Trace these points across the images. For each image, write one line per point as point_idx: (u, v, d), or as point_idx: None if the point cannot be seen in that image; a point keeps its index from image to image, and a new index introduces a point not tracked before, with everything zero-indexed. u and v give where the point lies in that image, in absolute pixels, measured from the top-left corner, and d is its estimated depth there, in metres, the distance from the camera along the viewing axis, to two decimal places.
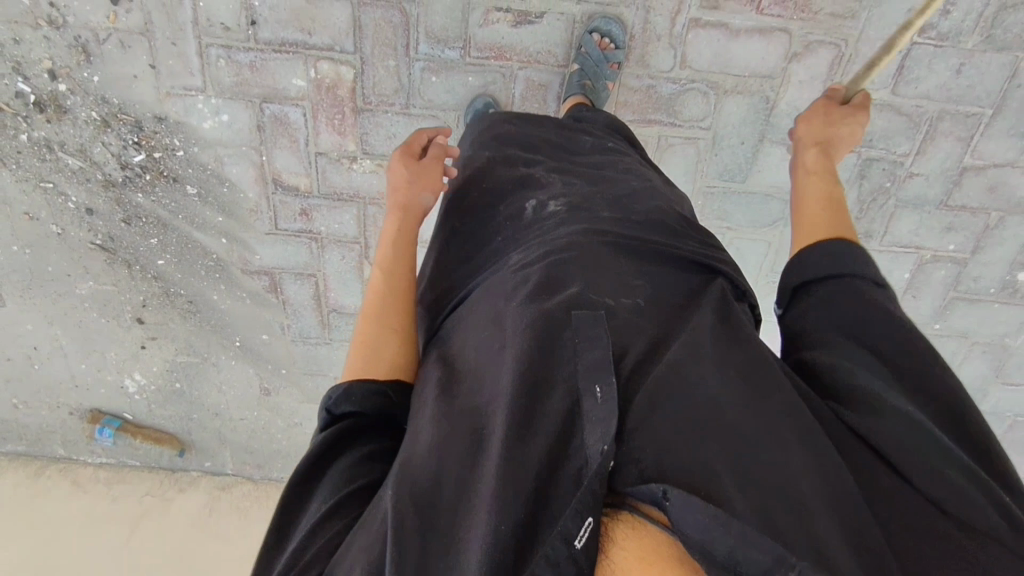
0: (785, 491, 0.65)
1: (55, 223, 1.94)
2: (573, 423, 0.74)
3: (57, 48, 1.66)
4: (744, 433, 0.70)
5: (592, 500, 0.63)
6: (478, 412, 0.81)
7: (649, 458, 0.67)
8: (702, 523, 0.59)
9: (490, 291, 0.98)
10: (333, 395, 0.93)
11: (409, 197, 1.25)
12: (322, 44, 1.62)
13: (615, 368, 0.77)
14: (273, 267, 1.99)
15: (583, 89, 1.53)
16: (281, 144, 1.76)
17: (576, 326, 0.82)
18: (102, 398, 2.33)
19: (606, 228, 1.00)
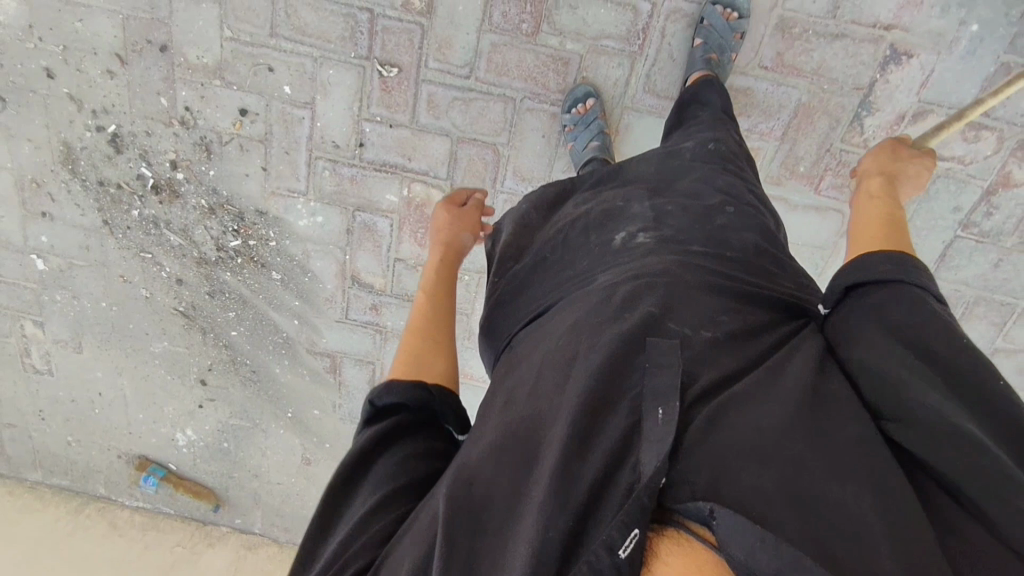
0: (840, 521, 0.65)
1: (146, 287, 2.11)
2: (632, 440, 0.75)
3: (183, 143, 1.85)
4: (805, 468, 0.70)
5: (639, 510, 0.64)
6: (538, 424, 0.85)
7: (703, 481, 0.68)
8: (745, 548, 0.60)
9: (570, 311, 1.02)
10: (376, 391, 1.01)
11: (450, 235, 1.46)
12: (419, 169, 1.79)
13: (682, 392, 0.79)
14: (337, 350, 2.12)
15: (708, 64, 1.48)
16: (365, 247, 1.93)
17: (649, 350, 0.84)
18: (152, 446, 2.45)
19: (696, 263, 1.02)
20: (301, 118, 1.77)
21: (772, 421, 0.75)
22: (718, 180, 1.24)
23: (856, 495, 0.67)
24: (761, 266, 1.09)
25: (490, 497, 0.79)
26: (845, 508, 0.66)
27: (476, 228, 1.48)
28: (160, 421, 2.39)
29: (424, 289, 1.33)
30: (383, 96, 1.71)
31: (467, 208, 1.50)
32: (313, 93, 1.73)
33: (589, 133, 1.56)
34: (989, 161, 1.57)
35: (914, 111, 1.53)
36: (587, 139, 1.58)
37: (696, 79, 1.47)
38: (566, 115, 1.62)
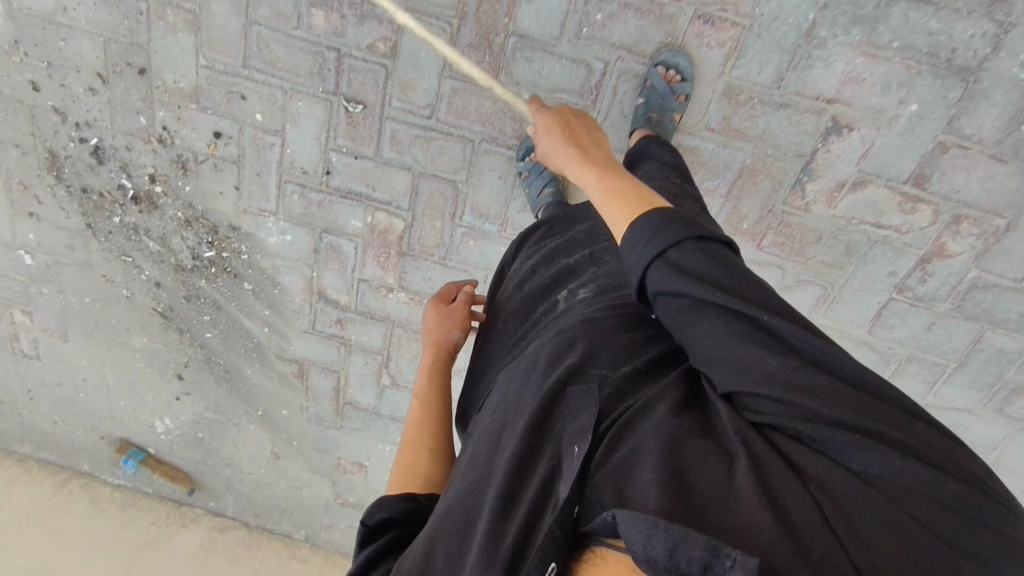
0: (730, 509, 0.68)
1: (126, 287, 2.22)
2: (552, 484, 0.80)
3: (161, 159, 1.93)
4: (698, 466, 0.74)
5: (550, 544, 0.69)
6: (480, 487, 0.90)
7: (608, 493, 0.73)
8: (642, 538, 0.63)
9: (512, 372, 1.07)
10: (368, 510, 1.03)
11: (440, 336, 1.41)
12: (382, 199, 1.86)
13: (595, 428, 0.83)
14: (304, 358, 2.23)
15: (649, 122, 1.53)
16: (331, 267, 2.01)
17: (569, 399, 0.90)
18: (133, 430, 2.59)
19: (627, 302, 1.06)
20: (272, 144, 1.84)
21: (667, 425, 0.78)
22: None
23: (748, 482, 0.71)
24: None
25: (433, 560, 0.85)
26: (737, 500, 0.69)
27: (467, 323, 1.42)
28: (139, 408, 2.52)
29: (418, 396, 1.33)
30: (349, 130, 1.78)
31: (456, 306, 1.43)
32: (283, 122, 1.80)
33: (541, 180, 1.66)
34: (925, 232, 1.62)
35: (854, 180, 1.59)
36: (540, 185, 1.67)
37: (636, 136, 1.51)
38: (521, 162, 1.73)
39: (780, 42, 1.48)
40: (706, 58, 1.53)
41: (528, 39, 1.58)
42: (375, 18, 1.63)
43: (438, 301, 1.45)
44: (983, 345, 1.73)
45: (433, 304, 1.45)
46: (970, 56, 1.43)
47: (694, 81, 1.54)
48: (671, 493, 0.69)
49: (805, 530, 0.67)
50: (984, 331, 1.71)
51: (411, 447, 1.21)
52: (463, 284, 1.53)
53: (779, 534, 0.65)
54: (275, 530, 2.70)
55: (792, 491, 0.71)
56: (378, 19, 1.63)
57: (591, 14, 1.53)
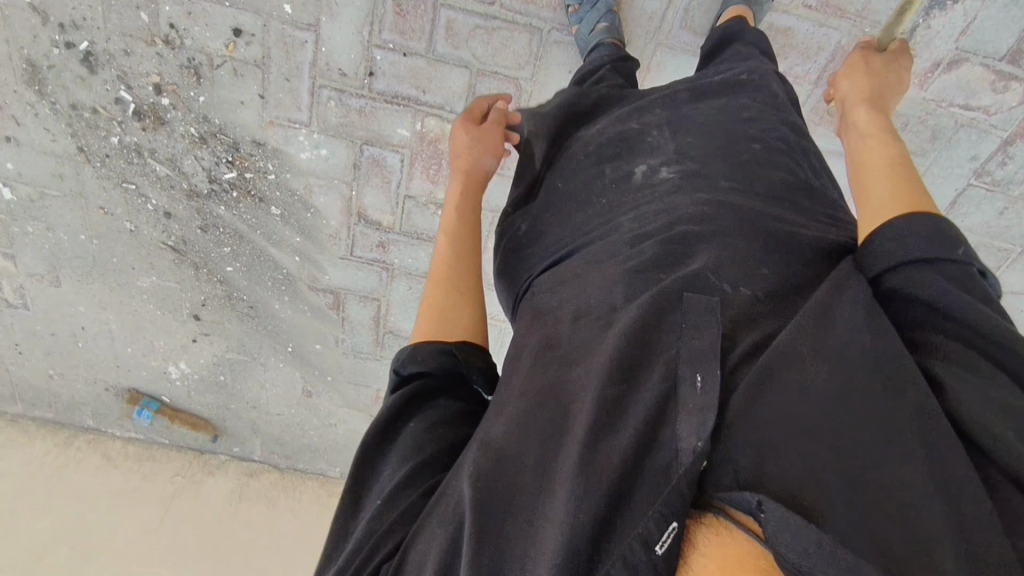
0: (890, 500, 0.58)
1: (130, 220, 1.97)
2: (666, 407, 0.70)
3: (168, 65, 1.67)
4: (854, 432, 0.64)
5: (676, 501, 0.60)
6: (566, 394, 0.79)
7: (748, 464, 0.63)
8: (801, 550, 0.53)
9: (593, 263, 0.97)
10: (401, 358, 0.97)
11: (471, 160, 1.28)
12: (434, 102, 1.68)
13: (722, 357, 0.73)
14: (340, 287, 2.07)
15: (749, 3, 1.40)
16: (373, 183, 1.83)
17: (685, 308, 0.79)
18: (142, 379, 2.38)
19: (729, 201, 0.95)
20: (304, 42, 1.61)
21: (823, 385, 0.68)
22: (740, 113, 1.13)
23: (914, 470, 0.60)
24: (794, 204, 0.98)
25: (518, 467, 0.74)
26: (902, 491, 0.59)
27: (499, 148, 1.29)
28: (149, 355, 2.31)
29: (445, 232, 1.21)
30: (397, 21, 1.57)
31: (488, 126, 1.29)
32: (317, 14, 1.58)
33: (597, 13, 1.45)
34: (1012, 112, 1.58)
35: (949, 58, 1.52)
36: (594, 20, 1.47)
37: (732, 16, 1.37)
38: None
39: None
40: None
41: None
42: None
43: (467, 120, 1.32)
44: None
45: (462, 125, 1.31)
46: None
47: None
48: (827, 492, 0.59)
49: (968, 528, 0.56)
50: None
51: (444, 289, 1.11)
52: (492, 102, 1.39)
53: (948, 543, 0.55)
54: (307, 470, 2.61)
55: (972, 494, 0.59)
56: None
57: None
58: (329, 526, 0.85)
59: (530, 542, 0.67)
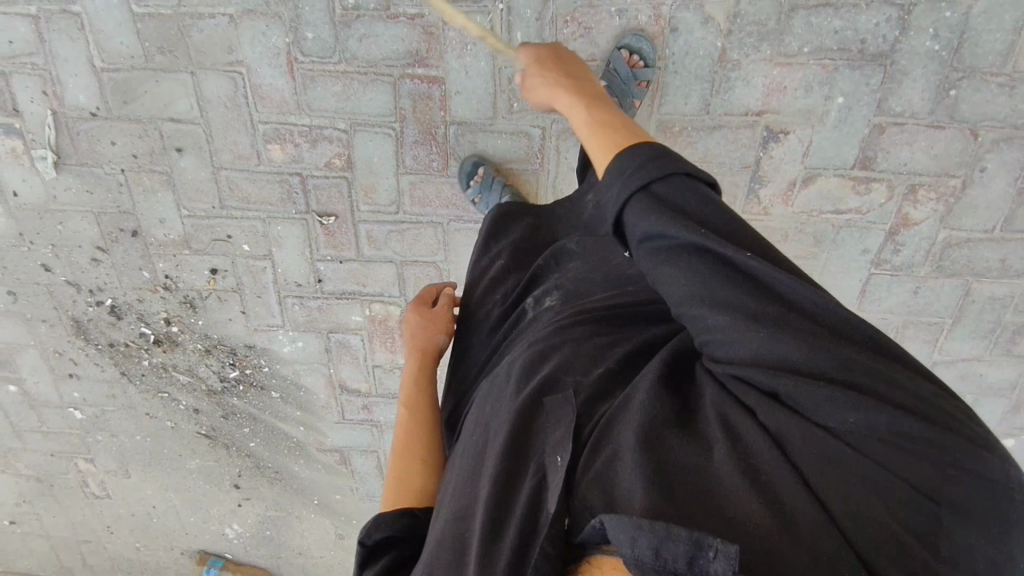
0: (716, 495, 0.64)
1: (170, 418, 2.38)
2: (539, 497, 0.74)
3: (171, 303, 2.09)
4: (678, 452, 0.70)
5: (546, 560, 0.64)
6: (466, 513, 0.82)
7: (598, 504, 0.67)
8: (627, 539, 0.58)
9: (485, 391, 1.01)
10: (364, 528, 0.93)
11: (422, 340, 1.27)
12: (374, 292, 1.98)
13: (576, 435, 0.78)
14: (343, 446, 2.36)
15: (609, 107, 1.50)
16: (345, 361, 2.14)
17: (548, 412, 0.83)
18: (207, 541, 2.74)
19: (601, 308, 0.99)
20: (263, 268, 1.98)
21: (642, 417, 0.74)
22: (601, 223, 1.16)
23: (726, 462, 0.67)
24: None
25: None
26: (723, 480, 0.66)
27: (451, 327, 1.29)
28: (209, 521, 2.68)
29: (404, 407, 1.17)
30: (328, 239, 1.90)
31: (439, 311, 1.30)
32: (268, 247, 1.94)
33: (496, 194, 1.64)
34: (885, 208, 1.66)
35: (803, 176, 1.64)
36: (496, 199, 1.66)
37: None
38: (467, 188, 1.70)
39: (696, 73, 1.54)
40: (634, 97, 1.53)
41: (468, 124, 1.67)
42: (326, 139, 1.74)
43: (418, 306, 1.31)
44: (973, 298, 1.76)
45: (413, 311, 1.31)
46: (880, 43, 1.47)
47: (658, 67, 1.54)
48: (654, 493, 0.64)
49: (781, 501, 0.63)
50: (971, 284, 1.75)
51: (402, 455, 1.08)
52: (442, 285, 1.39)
53: (762, 515, 0.62)
54: None
55: (770, 460, 0.67)
56: (329, 139, 1.74)
57: (517, 89, 1.61)
58: None
59: None
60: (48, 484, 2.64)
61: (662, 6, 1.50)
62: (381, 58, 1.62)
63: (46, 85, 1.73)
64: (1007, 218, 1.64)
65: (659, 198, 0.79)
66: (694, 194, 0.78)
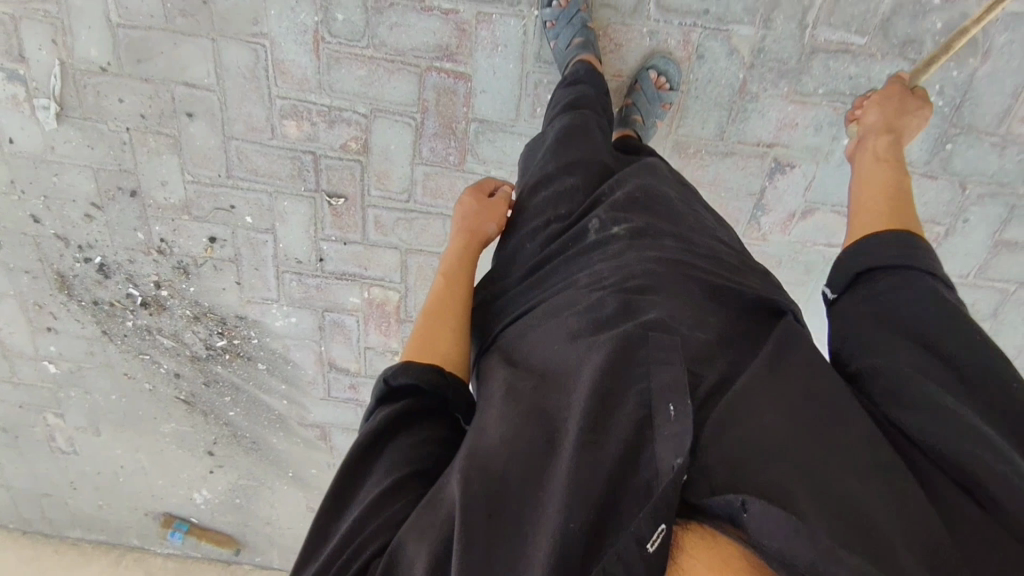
0: (859, 510, 0.67)
1: (148, 380, 2.36)
2: (642, 434, 0.75)
3: (163, 267, 2.06)
4: (814, 454, 0.72)
5: (666, 507, 0.65)
6: (548, 419, 0.83)
7: (723, 474, 0.69)
8: (776, 529, 0.61)
9: (556, 306, 1.00)
10: (393, 369, 0.97)
11: (473, 224, 1.27)
12: (375, 276, 2.00)
13: (692, 391, 0.78)
14: (325, 422, 2.39)
15: (632, 124, 1.55)
16: (337, 340, 2.16)
17: (651, 347, 0.83)
18: (173, 504, 2.74)
19: (681, 261, 1.00)
20: (265, 241, 1.97)
21: (778, 414, 0.76)
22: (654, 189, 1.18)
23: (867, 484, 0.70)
24: (735, 269, 1.04)
25: (505, 477, 0.78)
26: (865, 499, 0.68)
27: (503, 219, 1.28)
28: (177, 484, 2.67)
29: (444, 280, 1.16)
30: (334, 220, 1.90)
31: (493, 200, 1.29)
32: (272, 221, 1.93)
33: (572, 30, 1.49)
34: None
35: (802, 209, 1.72)
36: (570, 36, 1.50)
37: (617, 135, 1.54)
38: (544, 10, 1.52)
39: (717, 101, 1.60)
40: (657, 117, 1.57)
41: (489, 123, 1.69)
42: (343, 121, 1.73)
43: (476, 192, 1.32)
44: None
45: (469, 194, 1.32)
46: None
47: (682, 91, 1.59)
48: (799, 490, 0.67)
49: (923, 538, 0.66)
50: None
51: (435, 320, 1.07)
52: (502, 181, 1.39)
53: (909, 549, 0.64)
54: None
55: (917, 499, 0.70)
56: (347, 122, 1.73)
57: (542, 96, 1.64)
58: (303, 543, 0.84)
59: (524, 547, 0.71)
60: (12, 435, 2.59)
61: (692, 33, 1.54)
62: (410, 48, 1.62)
63: (56, 34, 1.68)
64: (982, 266, 1.75)
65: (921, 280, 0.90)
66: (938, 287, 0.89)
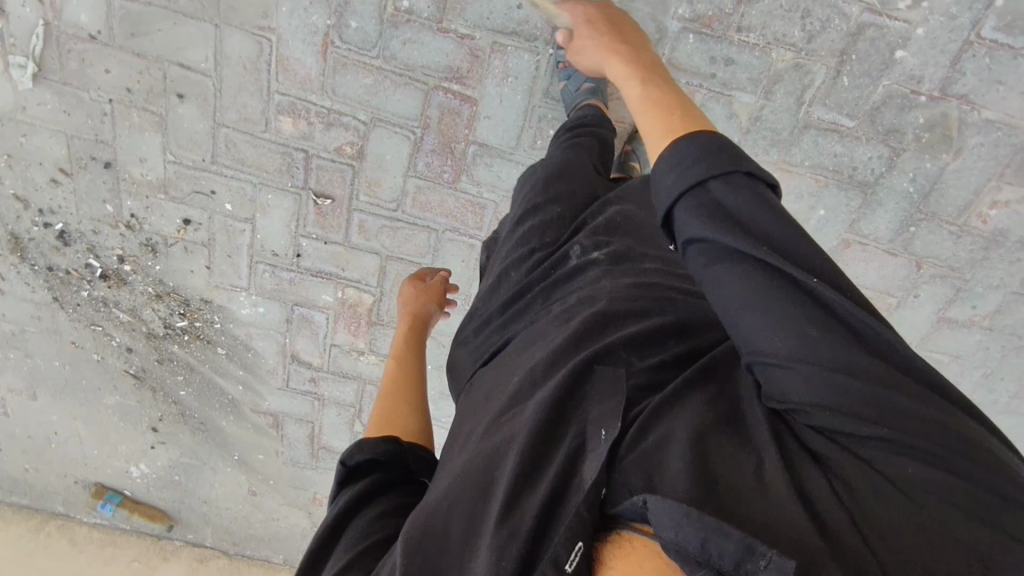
0: (753, 498, 0.61)
1: (97, 352, 2.27)
2: (575, 463, 0.71)
3: (128, 242, 1.98)
4: (710, 449, 0.66)
5: (582, 524, 0.62)
6: (491, 454, 0.80)
7: (637, 480, 0.65)
8: (673, 525, 0.57)
9: (527, 340, 0.97)
10: (348, 448, 0.93)
11: (415, 308, 1.44)
12: (352, 278, 1.99)
13: (625, 414, 0.74)
14: (279, 411, 2.36)
15: (628, 170, 1.60)
16: (304, 335, 2.14)
17: (596, 381, 0.79)
18: (108, 476, 2.66)
19: (652, 282, 0.96)
20: (242, 230, 1.93)
21: (684, 415, 0.71)
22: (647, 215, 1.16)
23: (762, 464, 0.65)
24: None
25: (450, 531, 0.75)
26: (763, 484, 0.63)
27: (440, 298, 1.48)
28: (114, 456, 2.59)
29: (394, 358, 1.26)
30: (317, 219, 1.88)
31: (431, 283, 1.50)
32: (252, 211, 1.89)
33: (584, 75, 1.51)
34: None
35: None
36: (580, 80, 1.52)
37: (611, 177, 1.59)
38: (559, 51, 1.55)
39: None
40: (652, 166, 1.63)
41: (488, 147, 1.72)
42: (341, 125, 1.71)
43: (414, 280, 1.51)
44: None
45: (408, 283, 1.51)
46: (868, 174, 1.66)
47: None
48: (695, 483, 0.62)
49: (829, 519, 0.60)
50: None
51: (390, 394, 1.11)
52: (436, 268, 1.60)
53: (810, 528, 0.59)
54: (253, 556, 2.85)
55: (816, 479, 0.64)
56: (345, 126, 1.71)
57: (544, 130, 1.68)
58: None
59: None
60: None
61: (697, 92, 1.60)
62: (420, 65, 1.61)
63: None
64: (923, 338, 1.90)
65: (737, 190, 0.77)
66: (762, 195, 0.76)
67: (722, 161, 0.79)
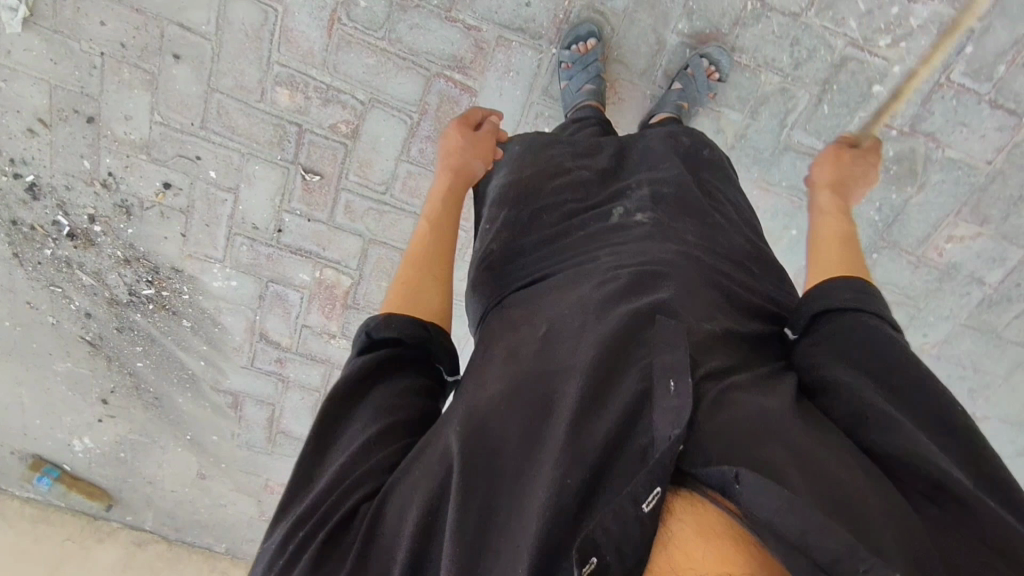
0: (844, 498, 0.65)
1: (53, 315, 2.18)
2: (641, 404, 0.73)
3: (102, 202, 1.93)
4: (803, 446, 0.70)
5: (662, 471, 0.64)
6: (550, 382, 0.81)
7: (717, 446, 0.67)
8: (770, 506, 0.60)
9: (575, 278, 0.99)
10: (374, 321, 0.93)
11: (461, 161, 1.28)
12: (332, 258, 1.98)
13: (692, 367, 0.76)
14: (240, 390, 2.31)
15: (680, 110, 1.58)
16: (275, 314, 2.12)
17: (660, 330, 0.81)
18: (46, 448, 2.53)
19: (698, 254, 1.00)
20: (224, 200, 1.90)
21: (770, 410, 0.74)
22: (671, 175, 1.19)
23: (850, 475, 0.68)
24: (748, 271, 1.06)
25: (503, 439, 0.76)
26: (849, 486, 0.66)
27: (490, 154, 1.31)
28: (56, 428, 2.48)
29: (429, 219, 1.16)
30: (304, 195, 1.87)
31: (482, 133, 1.32)
32: (237, 181, 1.86)
33: (587, 76, 1.56)
34: None
35: None
36: (582, 81, 1.57)
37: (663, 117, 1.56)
38: (563, 51, 1.60)
39: None
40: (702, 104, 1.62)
41: None
42: (338, 103, 1.72)
43: (462, 123, 1.34)
44: None
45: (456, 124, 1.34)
46: None
47: None
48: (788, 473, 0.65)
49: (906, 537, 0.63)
50: None
51: (422, 267, 1.05)
52: (487, 112, 1.41)
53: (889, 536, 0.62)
54: (194, 543, 2.78)
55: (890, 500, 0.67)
56: (341, 104, 1.72)
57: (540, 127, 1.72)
58: (284, 488, 0.81)
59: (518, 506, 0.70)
60: None
61: None
62: (424, 50, 1.64)
63: None
64: None
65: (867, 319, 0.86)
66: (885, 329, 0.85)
67: (867, 300, 0.88)
